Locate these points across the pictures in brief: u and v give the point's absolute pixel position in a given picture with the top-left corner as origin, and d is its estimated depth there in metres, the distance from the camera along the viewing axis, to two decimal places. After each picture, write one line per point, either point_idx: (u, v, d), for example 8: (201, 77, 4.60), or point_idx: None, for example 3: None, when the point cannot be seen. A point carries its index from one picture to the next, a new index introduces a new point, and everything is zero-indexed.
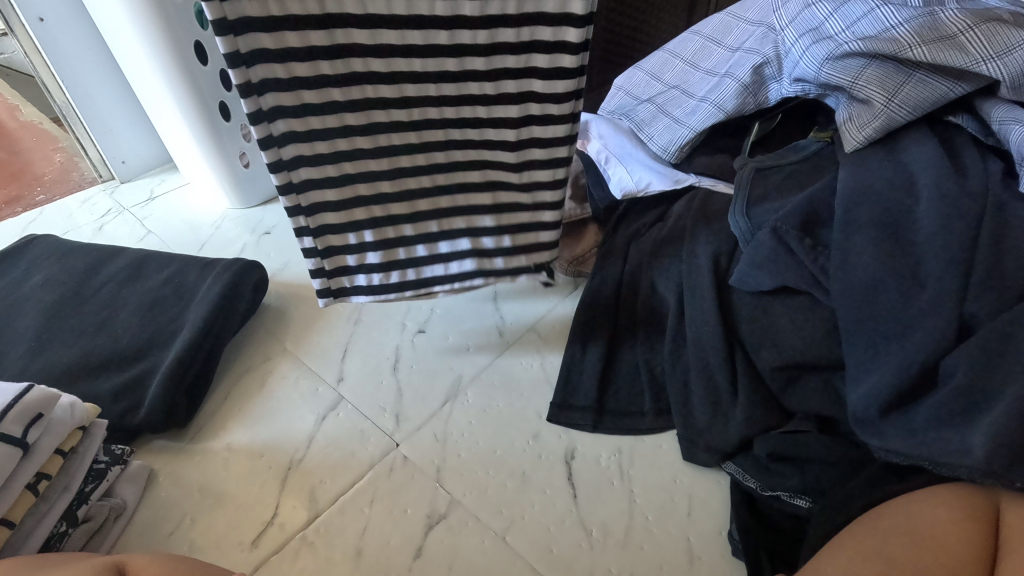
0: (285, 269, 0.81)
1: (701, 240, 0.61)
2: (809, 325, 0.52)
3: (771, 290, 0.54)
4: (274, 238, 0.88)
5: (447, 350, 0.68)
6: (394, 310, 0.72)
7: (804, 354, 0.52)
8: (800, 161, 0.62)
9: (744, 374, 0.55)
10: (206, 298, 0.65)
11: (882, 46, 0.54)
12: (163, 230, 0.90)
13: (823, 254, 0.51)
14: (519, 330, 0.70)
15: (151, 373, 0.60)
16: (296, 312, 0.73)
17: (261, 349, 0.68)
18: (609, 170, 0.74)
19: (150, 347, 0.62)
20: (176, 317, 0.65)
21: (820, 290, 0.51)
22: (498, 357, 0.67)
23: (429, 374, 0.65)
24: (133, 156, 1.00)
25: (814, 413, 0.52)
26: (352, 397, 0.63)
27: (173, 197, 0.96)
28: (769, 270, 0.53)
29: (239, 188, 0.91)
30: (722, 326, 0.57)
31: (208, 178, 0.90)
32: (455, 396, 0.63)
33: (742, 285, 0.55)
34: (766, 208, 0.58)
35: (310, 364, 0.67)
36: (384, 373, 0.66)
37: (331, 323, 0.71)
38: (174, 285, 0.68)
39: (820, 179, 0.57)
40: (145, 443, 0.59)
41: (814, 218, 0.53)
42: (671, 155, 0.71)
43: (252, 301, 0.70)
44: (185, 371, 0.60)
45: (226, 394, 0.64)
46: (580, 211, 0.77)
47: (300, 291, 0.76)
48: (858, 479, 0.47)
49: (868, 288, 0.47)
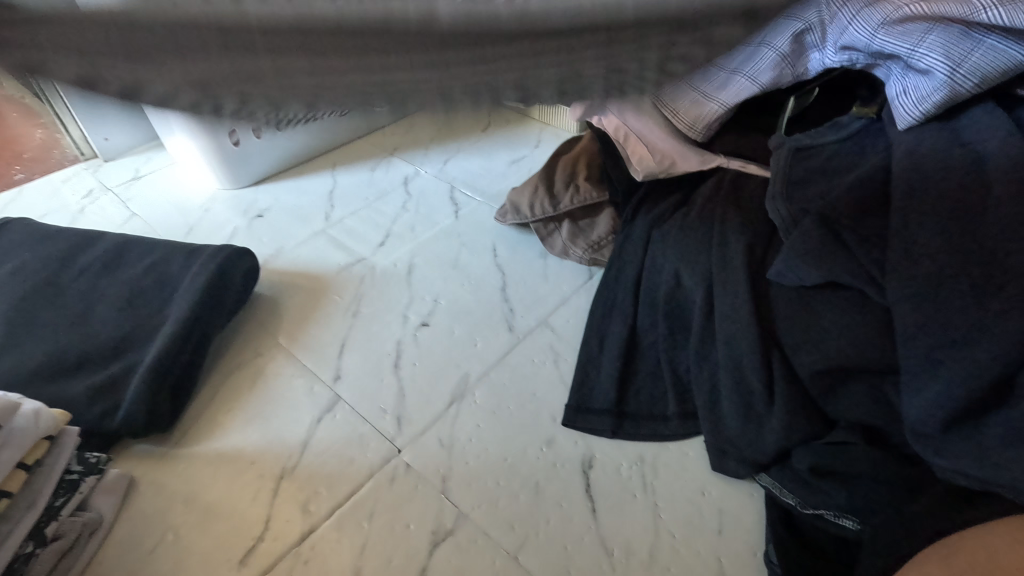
0: (280, 255, 0.76)
1: (731, 230, 0.56)
2: (857, 324, 0.46)
3: (815, 285, 0.49)
4: (268, 221, 0.82)
5: (452, 342, 0.64)
6: (396, 302, 0.68)
7: (850, 356, 0.46)
8: (842, 139, 0.56)
9: (783, 378, 0.49)
10: (191, 289, 0.60)
11: (949, 7, 0.46)
12: (149, 212, 0.84)
13: (877, 245, 0.46)
14: (531, 324, 0.66)
15: (131, 372, 0.55)
16: (289, 300, 0.69)
17: (252, 343, 0.64)
18: (628, 149, 0.68)
19: (130, 343, 0.57)
20: (158, 309, 0.60)
21: (871, 285, 0.46)
22: (508, 353, 0.63)
23: (432, 371, 0.61)
24: (117, 132, 0.94)
25: (861, 421, 0.47)
26: (351, 397, 0.59)
27: (161, 176, 0.90)
28: (815, 263, 0.48)
29: (229, 167, 0.85)
30: (758, 322, 0.51)
31: (195, 155, 0.84)
32: (462, 397, 0.59)
33: (781, 279, 0.50)
34: (808, 193, 0.52)
35: (307, 361, 0.62)
36: (384, 371, 0.61)
37: (329, 315, 0.68)
38: (156, 274, 0.63)
39: (871, 159, 0.52)
40: (125, 449, 0.54)
41: (868, 204, 0.48)
42: (698, 133, 0.63)
43: (242, 291, 0.65)
44: (170, 369, 0.55)
45: (215, 392, 0.59)
46: (596, 195, 0.73)
47: (295, 280, 0.72)
48: (916, 499, 0.42)
49: (929, 282, 0.42)
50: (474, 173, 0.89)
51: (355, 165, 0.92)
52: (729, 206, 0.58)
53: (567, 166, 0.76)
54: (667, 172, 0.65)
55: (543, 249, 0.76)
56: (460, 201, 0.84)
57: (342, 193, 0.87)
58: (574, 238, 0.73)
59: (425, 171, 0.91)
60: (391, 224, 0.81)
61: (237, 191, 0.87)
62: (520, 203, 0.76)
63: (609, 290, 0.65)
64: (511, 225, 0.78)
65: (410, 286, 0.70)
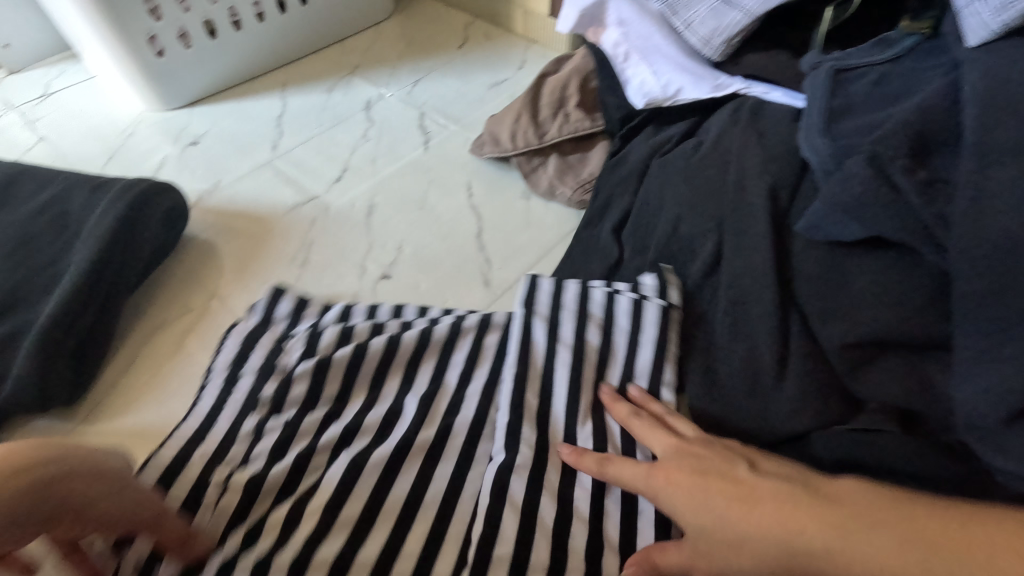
0: (216, 191, 0.65)
1: (751, 170, 0.47)
2: (901, 289, 0.39)
3: (854, 240, 0.40)
4: (204, 149, 0.70)
5: (428, 231, 0.61)
6: (352, 249, 0.59)
7: (889, 328, 0.39)
8: (889, 60, 0.46)
9: (802, 348, 0.42)
10: (96, 230, 0.49)
11: None
12: (60, 136, 0.71)
13: (941, 192, 0.36)
14: (497, 214, 0.63)
15: (19, 335, 0.45)
16: (226, 246, 0.59)
17: (179, 298, 0.55)
18: (628, 70, 0.59)
19: (21, 298, 0.47)
20: (56, 257, 0.49)
21: (928, 242, 0.37)
22: (483, 243, 0.60)
23: (417, 256, 0.59)
24: (19, 39, 0.78)
25: (896, 403, 0.39)
26: (314, 282, 0.57)
27: (76, 93, 0.77)
28: (856, 215, 0.39)
29: (153, 82, 0.71)
30: (777, 280, 0.43)
31: (112, 68, 0.70)
32: (430, 269, 0.58)
33: (813, 232, 0.42)
34: (851, 125, 0.43)
35: (245, 316, 0.54)
36: (350, 264, 0.58)
37: (272, 264, 0.58)
38: (55, 213, 0.52)
39: (930, 84, 0.42)
40: (20, 427, 0.45)
41: (928, 140, 0.38)
42: (714, 51, 0.54)
43: (164, 234, 0.54)
44: (71, 331, 0.46)
45: (133, 357, 0.50)
46: (590, 124, 0.63)
47: (234, 221, 0.62)
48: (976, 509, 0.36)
49: (1010, 241, 0.33)
50: (446, 97, 0.77)
51: (307, 85, 0.79)
52: (749, 138, 0.49)
53: (555, 88, 0.65)
54: (672, 100, 0.56)
55: (525, 187, 0.65)
56: (429, 130, 0.73)
57: (292, 119, 0.74)
58: (563, 174, 0.62)
59: (390, 95, 0.78)
60: (349, 155, 0.70)
61: (167, 113, 0.74)
62: (499, 132, 0.65)
63: (582, 240, 0.56)
64: (488, 159, 0.67)
65: (369, 229, 0.61)
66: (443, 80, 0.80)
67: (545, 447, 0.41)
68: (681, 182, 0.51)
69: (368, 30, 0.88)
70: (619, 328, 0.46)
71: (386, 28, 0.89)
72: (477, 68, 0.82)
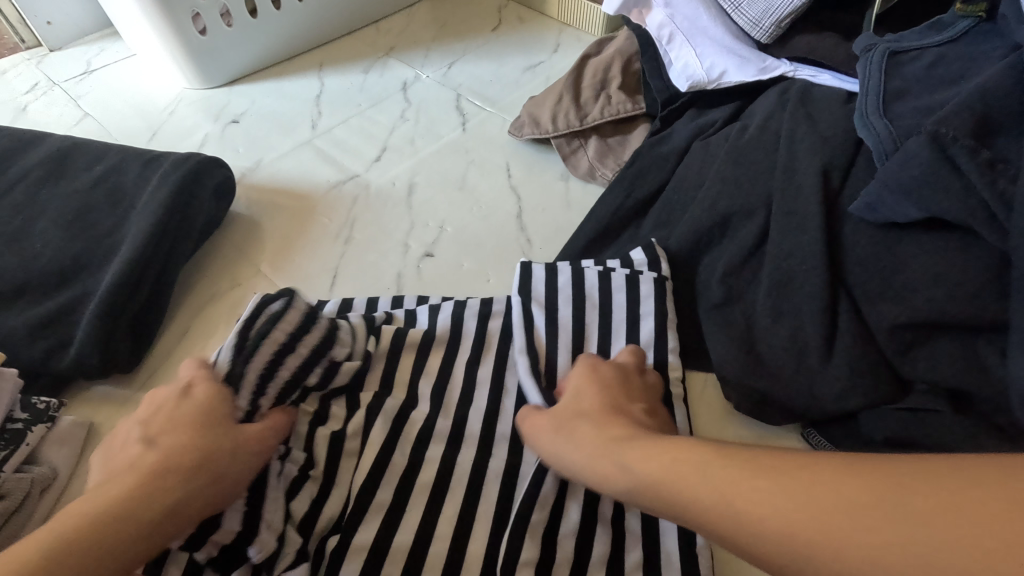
0: (258, 168, 0.66)
1: (802, 152, 0.47)
2: (957, 271, 0.39)
3: (912, 221, 0.40)
4: (244, 127, 0.71)
5: (467, 211, 0.62)
6: (394, 227, 0.60)
7: (943, 310, 0.39)
8: (946, 43, 0.46)
9: (852, 330, 0.42)
10: (150, 204, 0.50)
11: None
12: (104, 113, 0.72)
13: (1004, 175, 0.36)
14: (537, 194, 0.63)
15: (80, 305, 0.47)
16: (271, 222, 0.60)
17: (228, 272, 0.56)
18: (672, 53, 0.58)
19: (80, 268, 0.49)
20: (112, 230, 0.50)
21: (988, 226, 0.37)
22: (523, 221, 0.61)
23: (459, 235, 0.59)
24: (61, 16, 0.79)
25: (945, 385, 0.39)
26: (357, 257, 0.58)
27: (117, 71, 0.78)
28: (915, 197, 0.39)
29: (195, 60, 0.72)
30: (827, 261, 0.43)
31: (156, 45, 0.71)
32: (471, 245, 0.59)
33: (867, 214, 0.43)
34: (909, 107, 0.43)
35: (291, 290, 0.55)
36: (393, 241, 0.59)
37: (316, 240, 0.59)
38: (109, 186, 0.53)
39: (989, 67, 0.41)
40: (82, 393, 0.47)
41: (989, 122, 0.38)
42: (763, 33, 0.54)
43: (213, 209, 0.55)
44: (130, 301, 0.47)
45: (185, 328, 0.52)
46: (631, 106, 0.63)
47: (277, 199, 0.63)
48: None
49: None
50: (482, 79, 0.77)
51: (344, 66, 0.79)
52: (799, 121, 0.49)
53: (597, 70, 0.65)
54: (717, 83, 0.56)
55: (563, 169, 0.65)
56: (466, 111, 0.73)
57: (330, 98, 0.75)
58: (603, 157, 0.62)
59: (426, 76, 0.78)
60: (388, 135, 0.70)
61: (207, 92, 0.75)
62: (539, 113, 0.65)
63: (623, 219, 0.55)
64: (526, 141, 0.68)
65: (411, 209, 0.62)
66: (479, 62, 0.80)
67: None
68: (726, 165, 0.51)
69: (402, 12, 0.88)
70: (644, 309, 0.47)
71: (419, 11, 0.89)
72: (513, 50, 0.82)
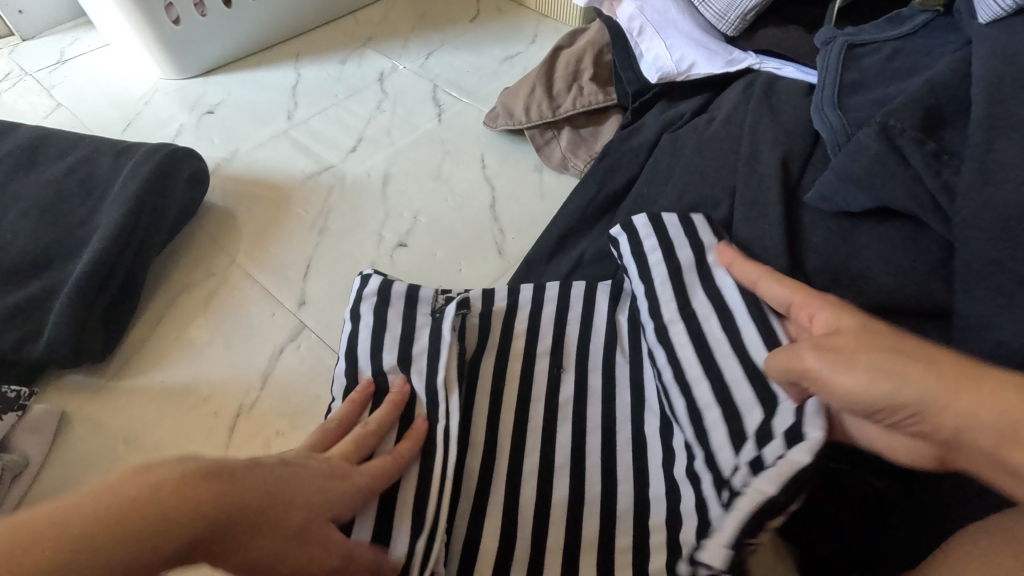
0: (232, 159, 0.66)
1: (763, 143, 0.49)
2: (904, 259, 0.40)
3: (864, 210, 0.42)
4: (219, 118, 0.70)
5: (440, 203, 0.62)
6: (368, 218, 0.61)
7: (891, 295, 0.40)
8: (902, 37, 0.47)
9: None
10: (121, 195, 0.50)
11: None
12: (77, 103, 0.72)
13: (948, 166, 0.38)
14: (511, 185, 0.64)
15: (50, 295, 0.47)
16: (245, 212, 0.61)
17: (202, 262, 0.56)
18: (642, 45, 0.59)
19: (52, 258, 0.49)
20: (83, 220, 0.51)
21: (934, 214, 0.39)
22: (496, 212, 0.62)
23: (433, 225, 0.60)
24: (32, 4, 0.78)
25: None
26: (330, 247, 0.58)
27: (91, 60, 0.77)
28: (866, 187, 0.40)
29: (169, 50, 0.72)
30: (785, 249, 0.45)
31: (128, 34, 0.71)
32: (444, 236, 0.59)
33: (823, 203, 0.44)
34: (864, 100, 0.44)
35: (265, 279, 0.55)
36: (368, 230, 0.60)
37: (291, 230, 0.60)
38: (80, 177, 0.53)
39: (939, 62, 0.43)
40: (54, 381, 0.47)
41: (935, 115, 0.39)
42: (728, 25, 0.55)
43: (188, 199, 0.56)
44: (102, 291, 0.48)
45: (158, 318, 0.52)
46: (602, 97, 0.63)
47: (251, 189, 0.63)
48: None
49: (1009, 213, 0.35)
50: (459, 71, 0.78)
51: (321, 56, 0.79)
52: (762, 113, 0.50)
53: (570, 62, 0.65)
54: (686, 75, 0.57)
55: (537, 161, 0.66)
56: (442, 103, 0.73)
57: (306, 89, 0.75)
58: (575, 148, 0.63)
59: (403, 67, 0.78)
60: (364, 126, 0.70)
61: (182, 82, 0.75)
62: (513, 104, 0.66)
63: (594, 211, 0.56)
64: (501, 132, 0.68)
65: (385, 200, 0.63)
66: (456, 53, 0.80)
67: (557, 404, 0.43)
68: (693, 155, 0.52)
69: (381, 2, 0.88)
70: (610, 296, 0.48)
71: None
72: (490, 41, 0.82)
